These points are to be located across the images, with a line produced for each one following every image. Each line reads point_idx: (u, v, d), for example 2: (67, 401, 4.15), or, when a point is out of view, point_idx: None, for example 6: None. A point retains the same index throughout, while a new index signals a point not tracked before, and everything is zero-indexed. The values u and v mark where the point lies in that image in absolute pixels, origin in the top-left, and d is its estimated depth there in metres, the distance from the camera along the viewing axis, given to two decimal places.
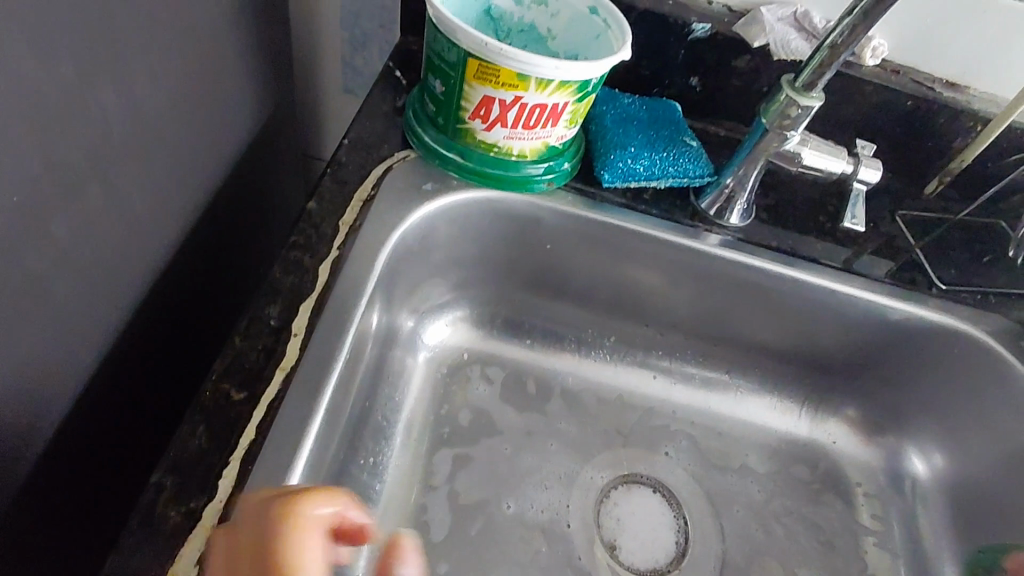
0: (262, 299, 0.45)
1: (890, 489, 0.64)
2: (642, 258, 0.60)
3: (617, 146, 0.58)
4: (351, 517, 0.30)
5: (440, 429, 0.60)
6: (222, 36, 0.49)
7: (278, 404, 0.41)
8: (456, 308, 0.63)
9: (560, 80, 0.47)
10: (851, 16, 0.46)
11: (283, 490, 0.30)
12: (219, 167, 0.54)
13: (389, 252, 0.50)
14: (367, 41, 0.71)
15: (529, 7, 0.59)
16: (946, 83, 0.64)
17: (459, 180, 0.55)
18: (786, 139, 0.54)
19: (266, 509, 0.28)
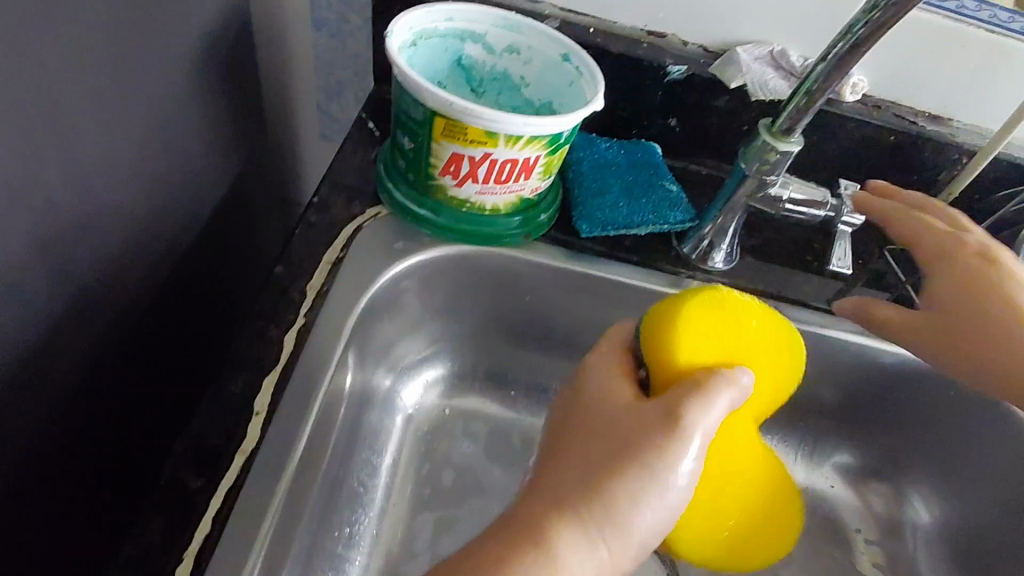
0: (224, 373, 0.43)
1: (893, 536, 0.62)
2: (623, 307, 0.58)
3: (594, 195, 0.57)
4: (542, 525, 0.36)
5: (422, 490, 0.57)
6: (180, 102, 0.48)
7: (238, 490, 0.39)
8: (436, 362, 0.61)
9: (530, 135, 0.46)
10: (826, 62, 0.44)
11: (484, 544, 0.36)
12: (185, 231, 0.52)
13: (356, 317, 0.49)
14: (341, 88, 0.69)
15: (501, 55, 0.57)
16: (929, 116, 0.63)
17: (432, 237, 0.54)
18: (767, 185, 0.52)
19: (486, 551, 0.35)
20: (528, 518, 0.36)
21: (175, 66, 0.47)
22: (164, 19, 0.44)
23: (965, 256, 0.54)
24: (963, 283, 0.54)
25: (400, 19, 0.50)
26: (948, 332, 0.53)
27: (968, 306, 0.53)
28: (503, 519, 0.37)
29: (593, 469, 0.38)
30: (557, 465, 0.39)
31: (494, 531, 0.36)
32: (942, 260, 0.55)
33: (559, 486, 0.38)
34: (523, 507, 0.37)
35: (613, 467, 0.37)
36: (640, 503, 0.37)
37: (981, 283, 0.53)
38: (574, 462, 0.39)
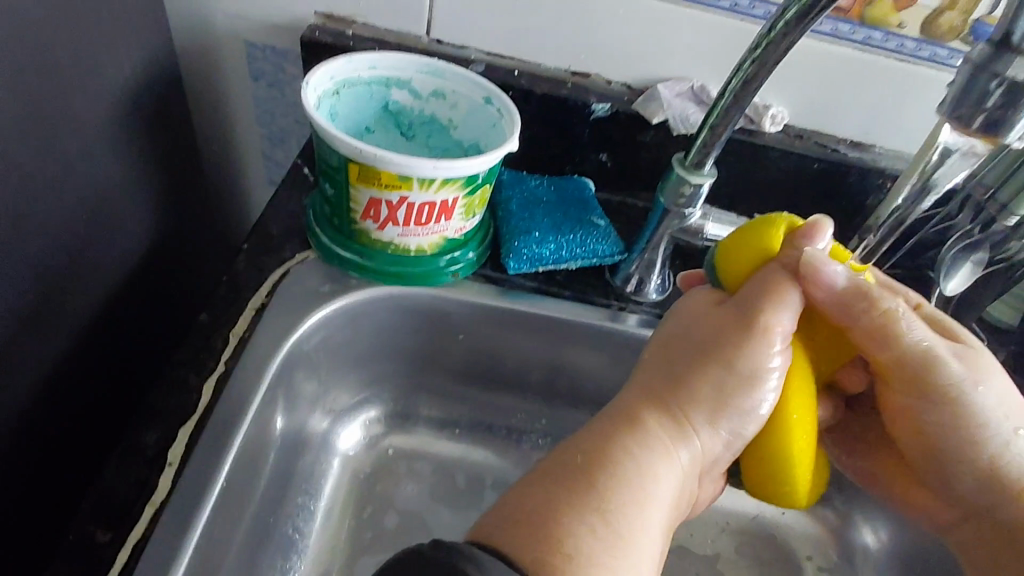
0: (138, 425, 0.44)
1: (844, 564, 0.62)
2: (558, 341, 0.58)
3: (522, 232, 0.57)
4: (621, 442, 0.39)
5: (361, 535, 0.56)
6: (101, 158, 0.50)
7: (145, 543, 0.39)
8: (375, 404, 0.61)
9: (443, 178, 0.47)
10: (723, 99, 0.46)
11: (578, 454, 0.39)
12: (108, 282, 0.53)
13: (279, 363, 0.49)
14: (283, 135, 0.70)
15: (428, 100, 0.59)
16: (851, 143, 0.65)
17: (360, 279, 0.55)
18: (687, 216, 0.53)
19: (577, 461, 0.38)
20: (624, 408, 0.42)
21: (91, 122, 0.48)
22: (73, 79, 0.46)
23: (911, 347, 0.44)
24: (912, 367, 0.45)
25: (319, 70, 0.52)
26: (917, 398, 0.46)
27: (927, 395, 0.45)
28: (609, 411, 0.42)
29: (685, 361, 0.43)
30: (658, 364, 0.44)
31: (598, 419, 0.41)
32: (912, 339, 0.44)
33: (657, 382, 0.43)
34: (624, 400, 0.43)
35: (702, 358, 0.43)
36: (728, 382, 0.42)
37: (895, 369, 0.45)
38: (668, 360, 0.44)
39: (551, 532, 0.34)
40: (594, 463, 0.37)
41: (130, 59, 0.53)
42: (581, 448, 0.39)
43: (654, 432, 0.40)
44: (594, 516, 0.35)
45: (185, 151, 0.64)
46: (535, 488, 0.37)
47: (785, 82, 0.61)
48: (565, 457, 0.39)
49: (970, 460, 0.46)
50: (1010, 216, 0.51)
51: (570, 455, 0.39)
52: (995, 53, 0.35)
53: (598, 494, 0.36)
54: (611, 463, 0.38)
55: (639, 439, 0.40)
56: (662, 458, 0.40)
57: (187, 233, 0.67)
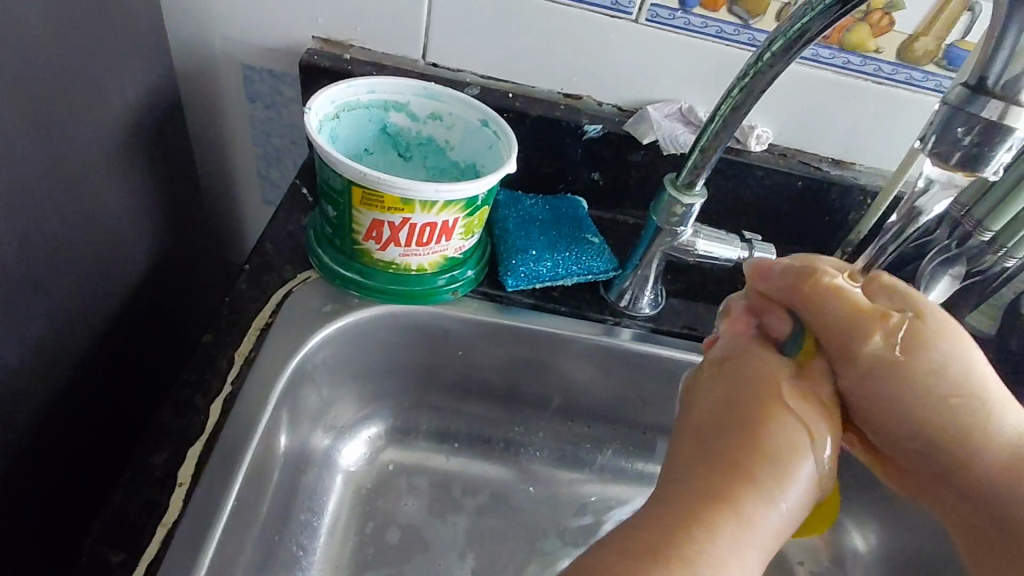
0: (147, 447, 0.44)
1: (835, 567, 0.63)
2: (556, 356, 0.60)
3: (518, 251, 0.59)
4: (726, 521, 0.35)
5: (364, 551, 0.57)
6: (103, 183, 0.51)
7: (157, 564, 0.40)
8: (376, 419, 0.62)
9: (443, 200, 0.49)
10: (714, 123, 0.48)
11: (685, 534, 0.34)
12: (112, 304, 0.54)
13: (282, 383, 0.50)
14: (280, 155, 0.71)
15: (425, 121, 0.60)
16: (832, 161, 0.67)
17: (361, 298, 0.56)
18: (678, 234, 0.55)
19: (682, 543, 0.33)
20: (724, 472, 0.37)
21: (93, 149, 0.49)
22: (76, 107, 0.46)
23: (848, 322, 0.41)
24: (854, 346, 0.41)
25: (320, 95, 0.53)
26: (863, 387, 0.42)
27: (876, 379, 0.41)
28: (685, 485, 0.37)
29: (759, 420, 0.39)
30: (745, 416, 0.39)
31: (671, 498, 0.36)
32: (842, 312, 0.42)
33: (750, 441, 0.38)
34: (717, 459, 0.37)
35: (783, 424, 0.39)
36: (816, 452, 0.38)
37: (840, 349, 0.42)
38: (741, 422, 0.39)
39: None
40: (682, 556, 0.33)
41: (132, 86, 0.54)
42: (683, 525, 0.34)
43: (747, 512, 0.35)
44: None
45: (183, 172, 0.65)
46: (634, 572, 0.32)
47: (770, 104, 0.63)
48: (665, 533, 0.34)
49: (949, 447, 0.40)
50: (985, 231, 0.54)
51: (669, 532, 0.34)
52: (975, 92, 0.30)
53: None
54: (719, 551, 0.34)
55: (745, 519, 0.35)
56: (762, 538, 0.35)
57: (185, 253, 0.67)
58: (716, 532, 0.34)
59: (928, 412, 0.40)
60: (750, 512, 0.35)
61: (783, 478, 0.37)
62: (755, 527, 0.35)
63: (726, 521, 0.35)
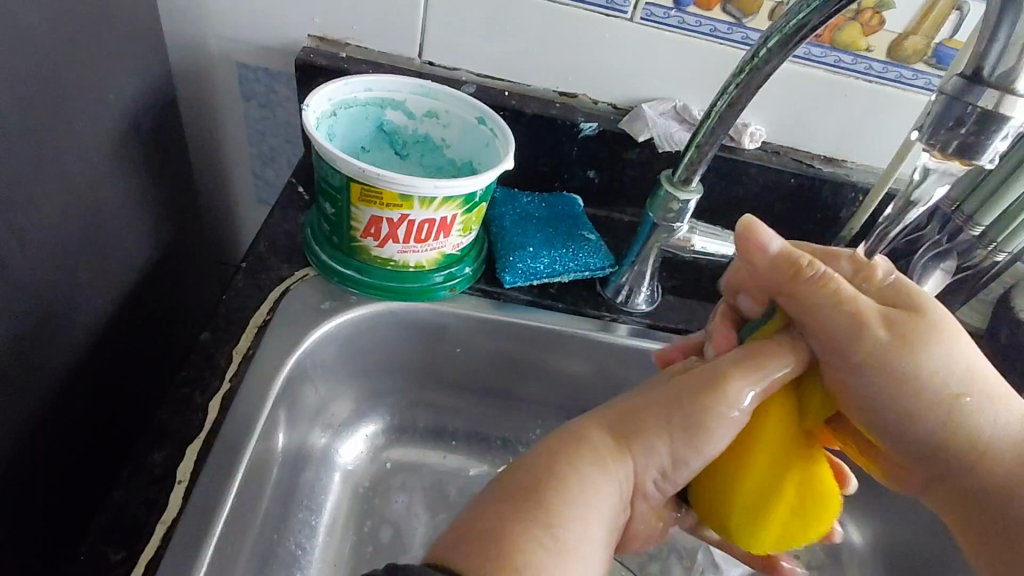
0: (146, 444, 0.44)
1: (830, 561, 0.64)
2: (554, 353, 0.60)
3: (516, 248, 0.59)
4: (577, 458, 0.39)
5: (362, 550, 0.57)
6: (99, 180, 0.50)
7: (157, 562, 0.39)
8: (374, 418, 0.62)
9: (442, 197, 0.49)
10: (709, 119, 0.48)
11: (535, 467, 0.39)
12: (108, 302, 0.53)
13: (281, 381, 0.50)
14: (275, 154, 0.71)
15: (422, 120, 0.60)
16: (824, 159, 0.68)
17: (360, 296, 0.56)
18: (675, 230, 0.55)
19: (533, 475, 0.38)
20: (582, 426, 0.42)
21: (91, 146, 0.49)
22: (74, 104, 0.46)
23: (844, 317, 0.41)
24: (846, 339, 0.41)
25: (318, 93, 0.53)
26: (856, 380, 0.42)
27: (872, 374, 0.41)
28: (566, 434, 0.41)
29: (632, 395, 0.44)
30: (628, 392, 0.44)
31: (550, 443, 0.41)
32: (840, 306, 0.41)
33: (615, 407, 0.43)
34: (585, 421, 0.43)
35: (649, 390, 0.43)
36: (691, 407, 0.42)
37: (833, 344, 0.42)
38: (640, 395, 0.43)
39: (506, 545, 0.34)
40: (535, 485, 0.37)
41: (127, 84, 0.53)
42: (537, 461, 0.39)
43: (606, 461, 0.40)
44: (545, 534, 0.35)
45: (178, 171, 0.65)
46: (490, 502, 0.37)
47: (763, 102, 0.64)
48: (522, 470, 0.39)
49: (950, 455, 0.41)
50: (975, 225, 0.55)
51: (525, 469, 0.39)
52: (971, 81, 0.31)
53: (543, 505, 0.36)
54: (567, 477, 0.38)
55: (596, 456, 0.40)
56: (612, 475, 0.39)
57: (180, 253, 0.67)
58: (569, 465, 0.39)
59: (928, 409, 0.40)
60: (598, 452, 0.40)
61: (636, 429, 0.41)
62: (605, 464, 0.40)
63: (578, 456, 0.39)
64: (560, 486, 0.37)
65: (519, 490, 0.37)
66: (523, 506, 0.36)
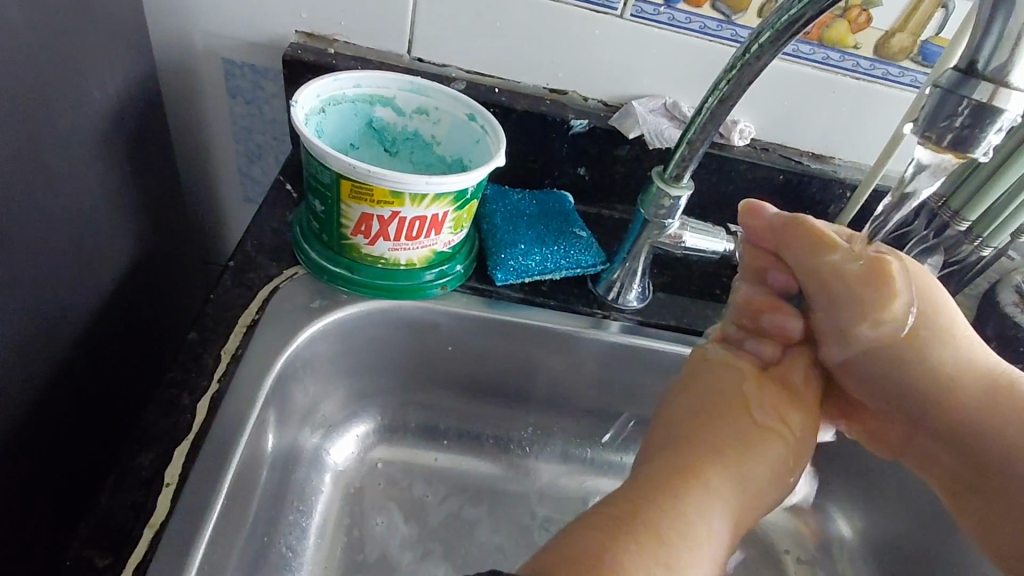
0: (133, 447, 0.43)
1: (820, 554, 0.64)
2: (545, 350, 0.60)
3: (507, 245, 0.59)
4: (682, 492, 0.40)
5: (353, 552, 0.56)
6: (83, 177, 0.49)
7: (145, 567, 0.39)
8: (365, 417, 0.62)
9: (433, 193, 0.49)
10: (701, 115, 0.48)
11: (640, 501, 0.39)
12: (92, 303, 0.52)
13: (271, 381, 0.50)
14: (261, 152, 0.70)
15: (411, 116, 0.60)
16: (813, 155, 0.68)
17: (349, 294, 0.55)
18: (666, 227, 0.55)
19: (641, 508, 0.38)
20: (677, 459, 0.42)
21: (74, 143, 0.48)
22: (56, 99, 0.45)
23: (833, 265, 0.47)
24: (838, 286, 0.46)
25: (307, 88, 0.53)
26: (849, 329, 0.47)
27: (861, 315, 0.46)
28: (660, 470, 0.41)
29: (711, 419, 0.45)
30: (707, 415, 0.45)
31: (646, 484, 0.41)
32: (831, 257, 0.47)
33: (700, 437, 0.44)
34: (675, 451, 0.43)
35: (726, 422, 0.45)
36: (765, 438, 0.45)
37: (826, 292, 0.47)
38: (719, 425, 0.45)
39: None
40: (642, 519, 0.37)
41: (111, 80, 0.52)
42: (640, 495, 0.39)
43: (707, 496, 0.40)
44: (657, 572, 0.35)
45: (163, 169, 0.64)
46: (593, 530, 0.37)
47: (752, 99, 0.64)
48: (627, 503, 0.39)
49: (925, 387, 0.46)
50: (962, 221, 0.56)
51: (627, 501, 0.39)
52: (966, 75, 0.31)
53: (654, 542, 0.36)
54: (673, 514, 0.38)
55: (696, 489, 0.40)
56: (712, 510, 0.40)
57: (165, 252, 0.66)
58: (675, 499, 0.39)
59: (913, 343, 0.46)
60: (698, 485, 0.40)
61: (727, 465, 0.42)
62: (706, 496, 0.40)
63: (682, 489, 0.40)
64: (668, 524, 0.37)
65: (628, 521, 0.37)
66: (634, 541, 0.36)
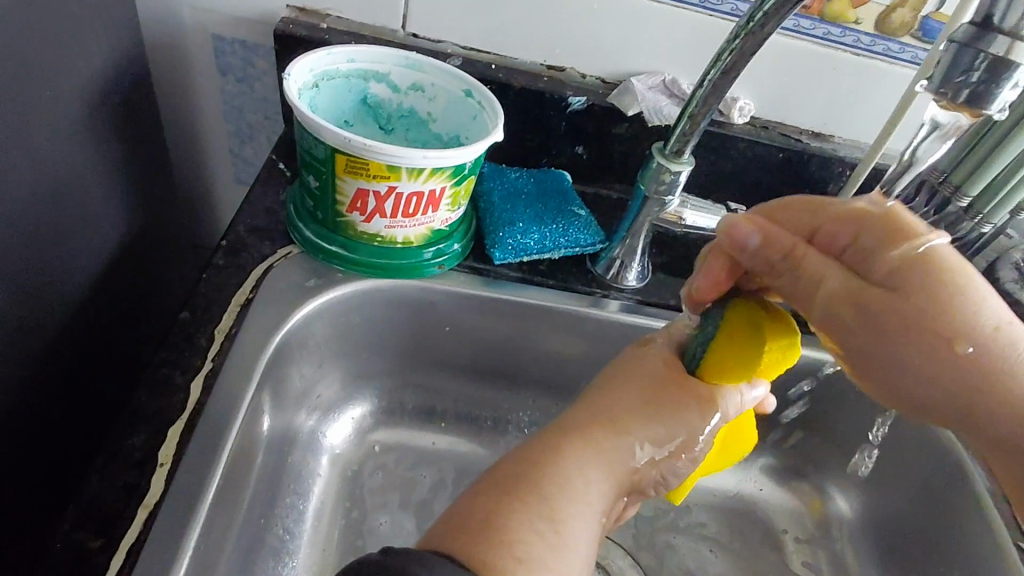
0: (125, 427, 0.42)
1: (820, 533, 0.64)
2: (543, 331, 0.59)
3: (505, 224, 0.58)
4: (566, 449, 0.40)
5: (351, 534, 0.55)
6: (70, 153, 0.48)
7: (138, 548, 0.38)
8: (361, 400, 0.61)
9: (430, 168, 0.47)
10: (703, 87, 0.47)
11: (521, 458, 0.39)
12: (81, 283, 0.51)
13: (265, 362, 0.49)
14: (253, 132, 0.68)
15: (406, 93, 0.59)
16: (812, 134, 0.68)
17: (346, 274, 0.54)
18: (666, 204, 0.55)
19: (523, 463, 0.39)
20: (565, 425, 0.43)
21: (60, 118, 0.46)
22: (41, 71, 0.44)
23: (835, 283, 0.39)
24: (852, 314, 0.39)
25: (299, 62, 0.51)
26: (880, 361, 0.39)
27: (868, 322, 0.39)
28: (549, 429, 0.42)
29: (604, 392, 0.45)
30: (604, 392, 0.45)
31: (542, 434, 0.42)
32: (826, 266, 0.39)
33: (594, 407, 0.44)
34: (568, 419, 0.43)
35: (622, 393, 0.45)
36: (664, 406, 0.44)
37: (838, 316, 0.39)
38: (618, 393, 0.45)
39: (504, 536, 0.34)
40: (524, 474, 0.38)
41: (98, 54, 0.51)
42: (525, 454, 0.39)
43: (595, 453, 0.40)
44: (544, 525, 0.35)
45: (152, 149, 0.62)
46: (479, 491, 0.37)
47: (752, 75, 0.64)
48: (513, 461, 0.39)
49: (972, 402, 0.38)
50: (964, 196, 0.55)
51: (514, 461, 0.39)
52: (982, 29, 0.30)
53: (536, 491, 0.36)
54: (555, 465, 0.38)
55: (579, 446, 0.40)
56: (599, 465, 0.40)
57: (154, 233, 0.64)
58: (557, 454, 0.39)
59: (943, 345, 0.37)
60: (583, 445, 0.41)
61: (615, 427, 0.42)
62: (589, 449, 0.40)
63: (569, 447, 0.40)
64: (550, 474, 0.38)
65: (508, 478, 0.37)
66: (515, 490, 0.36)
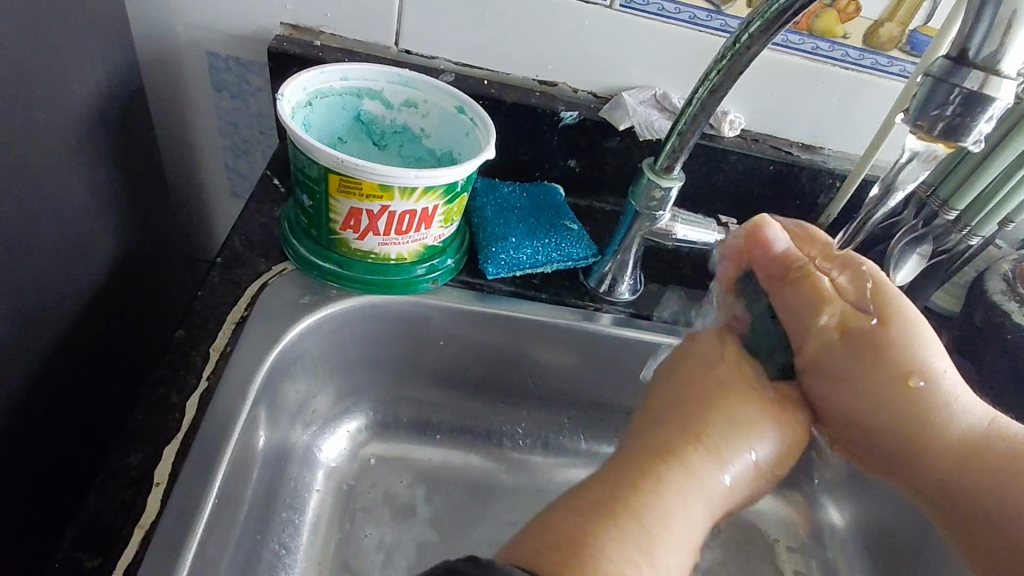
0: (121, 447, 0.43)
1: (812, 543, 0.65)
2: (537, 344, 0.60)
3: (498, 239, 0.58)
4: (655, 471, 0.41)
5: (346, 548, 0.56)
6: (66, 174, 0.48)
7: (136, 567, 0.38)
8: (356, 413, 0.61)
9: (423, 187, 0.48)
10: (692, 106, 0.48)
11: (610, 483, 0.40)
12: (76, 301, 0.51)
13: (260, 379, 0.49)
14: (248, 146, 0.69)
15: (400, 109, 0.59)
16: (802, 146, 0.68)
17: (339, 290, 0.55)
18: (657, 219, 0.55)
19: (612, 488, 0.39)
20: (649, 446, 0.43)
21: (55, 139, 0.47)
22: (35, 95, 0.44)
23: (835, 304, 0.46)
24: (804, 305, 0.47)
25: (293, 81, 0.52)
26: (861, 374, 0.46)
27: (864, 376, 0.45)
28: (637, 450, 0.43)
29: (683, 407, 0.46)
30: (681, 406, 0.46)
31: (629, 456, 0.43)
32: (832, 336, 0.46)
33: (671, 424, 0.45)
34: (651, 440, 0.44)
35: (701, 409, 0.46)
36: (741, 422, 0.45)
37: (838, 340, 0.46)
38: (692, 407, 0.46)
39: (589, 553, 0.34)
40: (618, 496, 0.38)
41: (92, 75, 0.51)
42: (614, 478, 0.40)
43: (686, 473, 0.41)
44: (637, 549, 0.36)
45: (147, 165, 0.63)
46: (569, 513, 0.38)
47: (743, 89, 0.64)
48: (604, 484, 0.40)
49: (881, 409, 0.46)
50: (951, 210, 0.56)
51: (600, 485, 0.40)
52: (956, 63, 0.31)
53: (625, 512, 0.37)
54: (647, 489, 0.39)
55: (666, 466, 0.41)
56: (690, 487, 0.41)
57: (149, 248, 0.65)
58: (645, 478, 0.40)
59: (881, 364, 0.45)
60: (674, 467, 0.41)
61: (702, 445, 0.43)
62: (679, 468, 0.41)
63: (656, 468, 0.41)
64: (639, 498, 0.38)
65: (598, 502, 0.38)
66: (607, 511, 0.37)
